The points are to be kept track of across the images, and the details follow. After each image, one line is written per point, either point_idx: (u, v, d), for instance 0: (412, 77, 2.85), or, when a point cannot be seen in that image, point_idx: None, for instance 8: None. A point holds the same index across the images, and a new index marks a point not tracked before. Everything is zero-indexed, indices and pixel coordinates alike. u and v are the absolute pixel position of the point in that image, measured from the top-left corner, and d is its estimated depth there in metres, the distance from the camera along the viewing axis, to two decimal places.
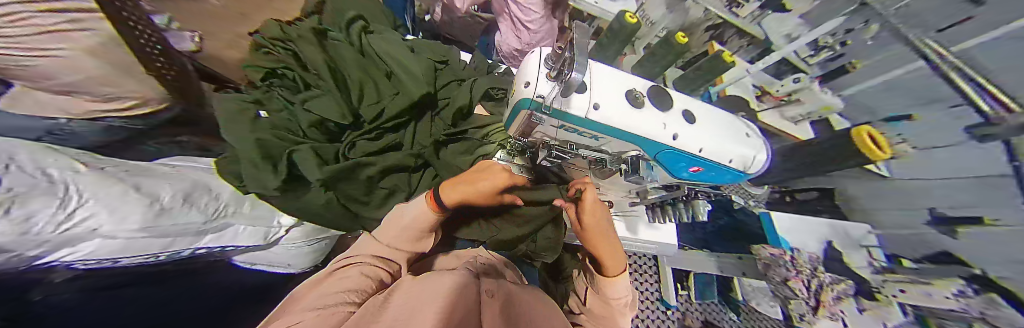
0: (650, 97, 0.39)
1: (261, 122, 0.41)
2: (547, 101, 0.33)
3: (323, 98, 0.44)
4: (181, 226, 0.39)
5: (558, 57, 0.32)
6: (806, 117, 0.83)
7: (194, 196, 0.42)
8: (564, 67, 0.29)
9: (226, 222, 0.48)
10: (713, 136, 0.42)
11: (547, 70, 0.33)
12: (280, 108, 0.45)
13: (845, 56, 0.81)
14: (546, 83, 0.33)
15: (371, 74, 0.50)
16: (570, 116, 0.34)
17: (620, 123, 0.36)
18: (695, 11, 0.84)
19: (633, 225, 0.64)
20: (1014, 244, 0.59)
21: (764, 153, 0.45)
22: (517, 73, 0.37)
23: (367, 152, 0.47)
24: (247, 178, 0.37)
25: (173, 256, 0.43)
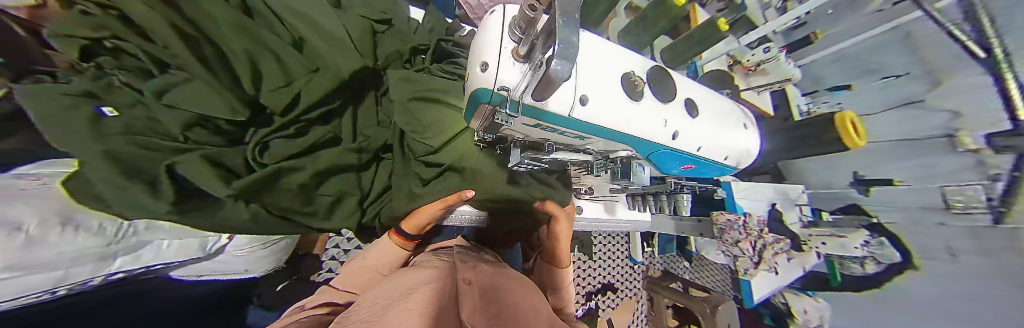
0: (650, 83, 0.35)
1: (108, 124, 0.28)
2: (512, 96, 0.25)
3: (195, 85, 0.31)
4: (79, 253, 0.32)
5: (523, 26, 0.24)
6: (767, 88, 0.83)
7: (89, 214, 0.35)
8: (536, 44, 0.21)
9: (138, 241, 0.41)
10: (706, 128, 0.41)
11: (513, 45, 0.25)
12: (134, 101, 0.31)
13: (807, 26, 0.88)
14: (510, 68, 0.25)
15: (271, 42, 0.36)
16: (547, 113, 0.28)
17: (612, 124, 0.32)
18: None
19: (611, 207, 0.68)
20: (914, 198, 0.75)
21: (753, 143, 0.46)
22: (472, 41, 0.28)
23: (287, 155, 0.38)
24: (114, 204, 0.27)
25: (72, 288, 0.36)
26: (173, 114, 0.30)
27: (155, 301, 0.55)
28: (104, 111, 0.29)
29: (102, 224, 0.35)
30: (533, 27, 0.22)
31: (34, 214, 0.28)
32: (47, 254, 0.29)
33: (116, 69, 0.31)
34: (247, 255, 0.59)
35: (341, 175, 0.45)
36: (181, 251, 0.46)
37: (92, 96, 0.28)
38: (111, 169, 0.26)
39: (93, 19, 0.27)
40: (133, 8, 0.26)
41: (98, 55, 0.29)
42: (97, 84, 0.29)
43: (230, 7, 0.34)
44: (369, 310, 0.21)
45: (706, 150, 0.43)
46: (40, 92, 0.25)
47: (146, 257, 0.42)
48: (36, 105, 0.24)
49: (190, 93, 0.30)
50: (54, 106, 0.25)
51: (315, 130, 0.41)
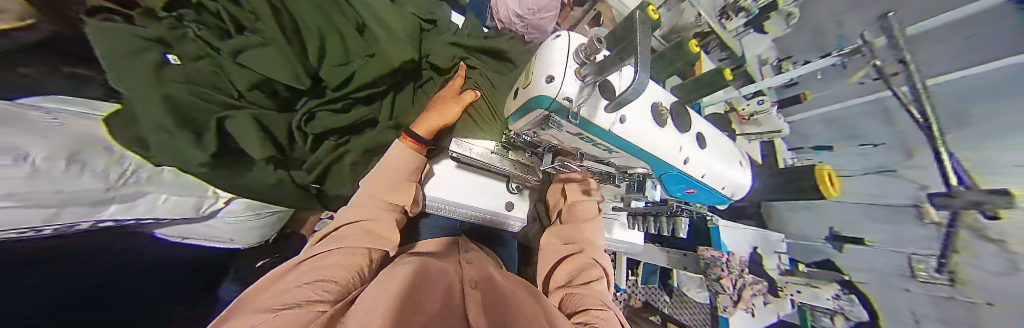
0: (673, 115, 0.40)
1: (170, 71, 0.32)
2: (573, 105, 0.29)
3: (269, 51, 0.37)
4: (75, 193, 0.33)
5: (591, 49, 0.28)
6: (760, 137, 0.92)
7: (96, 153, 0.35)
8: (602, 72, 0.26)
9: (136, 192, 0.41)
10: (713, 159, 0.45)
11: (576, 66, 0.29)
12: (197, 56, 0.35)
13: (797, 86, 0.90)
14: (572, 82, 0.29)
15: (337, 24, 0.45)
16: (594, 127, 0.33)
17: (643, 143, 0.37)
18: (688, 13, 0.86)
19: (608, 225, 0.73)
20: (882, 259, 0.80)
21: (748, 179, 0.51)
22: (538, 57, 0.32)
23: (326, 128, 0.44)
24: (157, 146, 0.31)
25: (62, 229, 0.37)
26: (244, 73, 0.37)
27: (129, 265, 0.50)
28: (168, 58, 0.33)
29: (106, 168, 0.36)
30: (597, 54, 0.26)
31: (40, 145, 0.29)
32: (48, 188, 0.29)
33: (193, 23, 0.34)
34: (237, 224, 0.59)
35: (369, 151, 0.50)
36: (171, 211, 0.46)
37: (163, 43, 0.32)
38: (165, 115, 0.31)
39: None
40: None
41: (182, 7, 0.33)
42: (169, 32, 0.32)
43: None
44: (386, 306, 0.23)
45: (709, 178, 0.47)
46: (109, 33, 0.27)
47: (139, 209, 0.43)
48: (108, 47, 0.27)
49: (257, 57, 0.36)
50: (125, 46, 0.28)
51: (354, 110, 0.48)
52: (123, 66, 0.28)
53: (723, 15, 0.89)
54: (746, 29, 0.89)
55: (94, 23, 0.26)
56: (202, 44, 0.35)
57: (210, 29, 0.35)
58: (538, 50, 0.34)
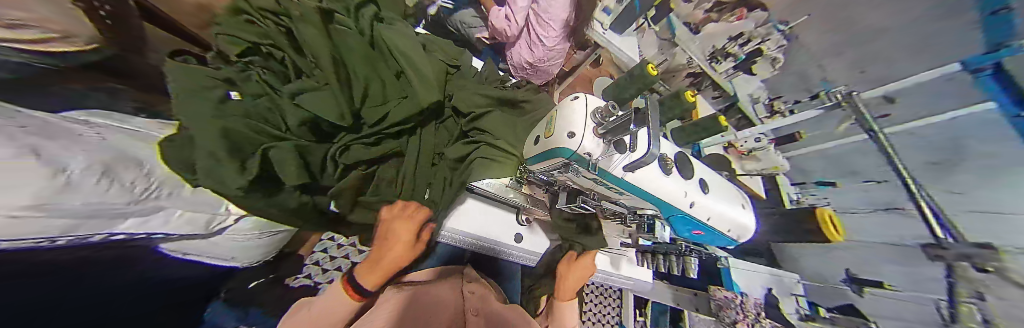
0: (678, 164, 0.44)
1: (230, 105, 0.36)
2: (593, 159, 0.35)
3: (320, 92, 0.42)
4: (101, 208, 0.36)
5: (608, 113, 0.34)
6: (760, 172, 0.96)
7: (115, 168, 0.38)
8: (619, 133, 0.33)
9: (156, 206, 0.44)
10: (717, 202, 0.47)
11: (594, 125, 0.35)
12: (258, 92, 0.41)
13: (793, 125, 0.93)
14: (591, 138, 0.34)
15: (382, 72, 0.52)
16: (610, 174, 0.39)
17: (650, 188, 0.41)
18: (679, 57, 1.05)
19: (616, 261, 0.71)
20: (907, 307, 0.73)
21: (752, 222, 0.51)
22: (559, 114, 0.38)
23: (356, 159, 0.47)
24: (203, 174, 0.32)
25: (79, 241, 0.39)
26: (297, 111, 0.40)
27: (134, 290, 0.53)
28: (230, 94, 0.38)
29: (127, 183, 0.39)
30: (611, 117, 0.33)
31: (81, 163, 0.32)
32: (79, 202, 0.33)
33: (260, 67, 0.45)
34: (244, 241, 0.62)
35: (390, 180, 0.53)
36: (183, 226, 0.49)
37: (232, 82, 0.39)
38: (218, 141, 0.32)
39: (259, 30, 0.44)
40: (311, 44, 0.44)
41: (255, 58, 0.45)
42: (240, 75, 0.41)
43: (363, 47, 0.51)
44: None
45: (714, 221, 0.48)
46: (191, 74, 0.36)
47: (151, 224, 0.45)
48: (184, 82, 0.35)
49: (312, 96, 0.40)
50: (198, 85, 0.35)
51: (383, 145, 0.51)
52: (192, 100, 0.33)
53: (712, 59, 1.01)
54: (735, 71, 0.98)
55: (180, 66, 0.35)
56: (263, 85, 0.43)
57: (275, 74, 0.45)
58: (557, 107, 0.39)
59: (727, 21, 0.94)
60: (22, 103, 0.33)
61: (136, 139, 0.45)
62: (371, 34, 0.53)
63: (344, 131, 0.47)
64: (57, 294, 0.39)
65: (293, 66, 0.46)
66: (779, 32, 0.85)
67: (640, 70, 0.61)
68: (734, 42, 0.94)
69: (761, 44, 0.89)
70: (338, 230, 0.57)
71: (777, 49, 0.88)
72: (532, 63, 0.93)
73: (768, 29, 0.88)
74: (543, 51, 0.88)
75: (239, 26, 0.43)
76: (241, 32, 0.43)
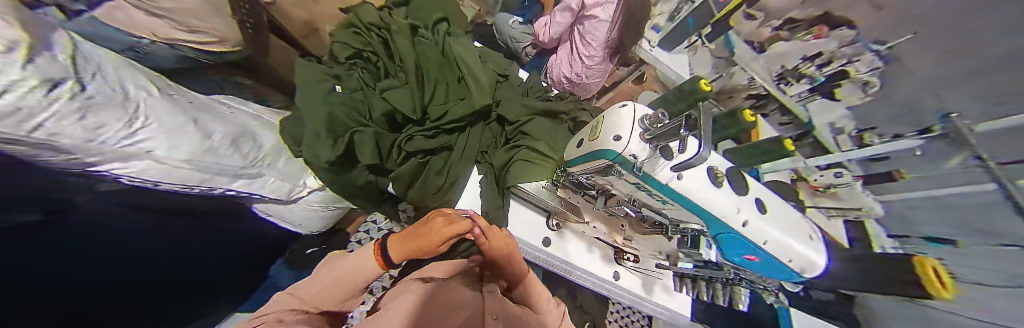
0: (728, 178, 0.42)
1: (334, 97, 0.54)
2: (637, 160, 0.37)
3: (398, 92, 0.58)
4: (220, 166, 0.52)
5: (656, 120, 0.35)
6: (842, 214, 0.79)
7: (240, 141, 0.56)
8: (667, 137, 0.33)
9: (257, 171, 0.60)
10: (774, 227, 0.42)
11: (641, 130, 0.37)
12: (356, 87, 0.61)
13: (890, 159, 0.72)
14: (638, 141, 0.36)
15: (446, 78, 0.64)
16: (653, 179, 0.40)
17: (695, 198, 0.40)
18: (740, 76, 0.99)
19: (649, 284, 0.65)
20: None
21: (823, 258, 0.43)
22: (606, 119, 0.41)
23: (418, 147, 0.60)
24: (312, 145, 0.49)
25: (208, 192, 0.54)
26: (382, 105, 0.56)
27: (219, 253, 0.65)
28: (336, 87, 0.58)
29: (245, 152, 0.57)
30: (658, 122, 0.35)
31: (200, 137, 0.47)
32: (209, 160, 0.49)
33: (360, 69, 0.65)
34: (311, 212, 0.78)
35: (438, 169, 0.64)
36: (273, 190, 0.65)
37: (339, 79, 0.59)
38: (322, 122, 0.50)
39: (364, 41, 0.65)
40: (402, 54, 0.61)
41: (358, 62, 0.66)
42: (347, 76, 0.61)
43: (436, 57, 0.64)
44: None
45: (773, 247, 0.42)
46: (309, 70, 0.56)
47: (254, 185, 0.61)
48: (307, 77, 0.55)
49: (395, 95, 0.57)
50: (317, 82, 0.55)
51: (436, 140, 0.62)
52: (315, 96, 0.53)
53: (782, 80, 0.91)
54: (810, 94, 0.86)
55: (301, 65, 0.56)
56: (360, 82, 0.61)
57: (368, 76, 0.64)
58: (607, 112, 0.43)
59: (801, 39, 0.81)
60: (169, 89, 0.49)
61: (259, 123, 0.65)
62: (443, 44, 0.67)
63: (410, 125, 0.61)
64: (149, 251, 0.47)
65: (386, 70, 0.66)
66: (872, 52, 0.67)
67: (693, 85, 0.58)
68: (810, 62, 0.82)
69: (847, 66, 0.75)
70: (391, 205, 0.72)
71: (868, 72, 0.70)
72: (570, 78, 0.97)
73: (857, 49, 0.70)
74: (582, 68, 0.91)
75: (352, 36, 0.64)
76: (354, 42, 0.64)
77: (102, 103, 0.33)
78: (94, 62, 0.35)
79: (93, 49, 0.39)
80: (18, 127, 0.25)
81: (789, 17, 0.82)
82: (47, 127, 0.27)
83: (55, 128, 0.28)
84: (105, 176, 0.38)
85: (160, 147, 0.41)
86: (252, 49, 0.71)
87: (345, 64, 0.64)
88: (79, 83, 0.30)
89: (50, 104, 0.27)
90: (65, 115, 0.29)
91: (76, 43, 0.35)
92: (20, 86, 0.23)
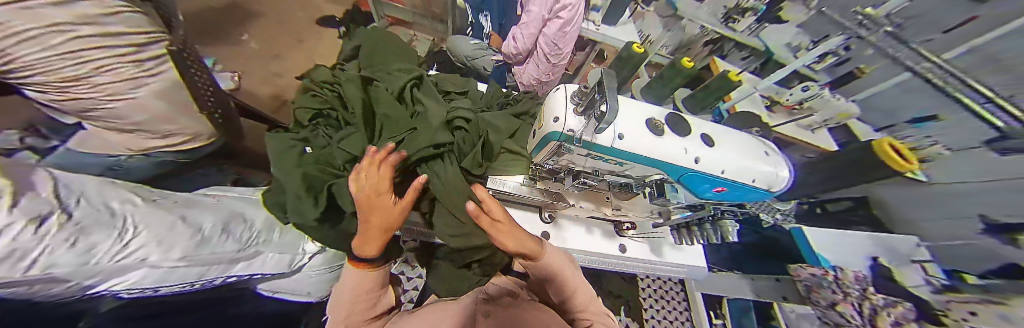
0: (668, 124, 0.44)
1: (303, 158, 0.57)
2: (576, 134, 0.40)
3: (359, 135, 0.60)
4: (217, 255, 0.52)
5: (583, 94, 0.40)
6: (824, 124, 0.89)
7: (231, 225, 0.56)
8: (589, 104, 0.37)
9: (256, 251, 0.61)
10: (733, 153, 0.45)
11: (574, 105, 0.41)
12: (318, 142, 0.63)
13: (853, 61, 0.83)
14: (572, 117, 0.40)
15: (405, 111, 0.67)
16: (597, 146, 0.41)
17: (643, 151, 0.42)
18: (690, 29, 1.03)
19: (657, 246, 0.66)
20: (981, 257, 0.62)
21: (787, 170, 0.46)
22: (545, 108, 0.45)
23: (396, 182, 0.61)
24: (292, 209, 0.51)
25: (210, 283, 0.55)
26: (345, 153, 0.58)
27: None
28: (305, 148, 0.61)
29: (238, 236, 0.57)
30: (585, 94, 0.39)
31: (196, 232, 0.48)
32: (206, 252, 0.49)
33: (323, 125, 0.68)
34: (315, 277, 0.76)
35: None
36: (275, 265, 0.65)
37: (304, 141, 0.62)
38: (298, 187, 0.52)
39: (319, 100, 0.69)
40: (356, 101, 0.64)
41: (318, 120, 0.68)
42: (308, 134, 0.63)
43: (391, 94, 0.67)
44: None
45: (732, 173, 0.44)
46: (275, 141, 0.60)
47: (255, 265, 0.61)
48: (273, 148, 0.58)
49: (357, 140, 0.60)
50: (282, 148, 0.58)
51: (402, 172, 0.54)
52: (285, 164, 0.55)
53: (728, 18, 0.96)
54: (760, 24, 0.93)
55: (271, 137, 0.60)
56: (324, 138, 0.64)
57: (330, 129, 0.67)
58: (545, 100, 0.47)
59: None
60: (147, 192, 0.50)
61: (248, 204, 0.66)
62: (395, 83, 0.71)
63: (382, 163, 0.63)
64: None
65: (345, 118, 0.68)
66: None
67: (626, 51, 0.68)
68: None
69: None
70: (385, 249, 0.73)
71: None
72: (539, 79, 1.03)
73: None
74: (549, 67, 0.98)
75: (308, 100, 0.69)
76: (312, 103, 0.69)
77: (91, 224, 0.34)
78: (76, 189, 0.36)
79: (74, 177, 0.40)
80: (6, 269, 0.25)
81: None
82: (42, 261, 0.28)
83: (49, 260, 0.29)
84: (105, 295, 0.40)
85: (154, 253, 0.41)
86: (224, 135, 0.73)
87: (309, 126, 0.67)
88: (65, 212, 0.31)
89: (41, 236, 0.27)
90: (56, 246, 0.29)
91: (56, 176, 0.36)
92: (9, 232, 0.24)
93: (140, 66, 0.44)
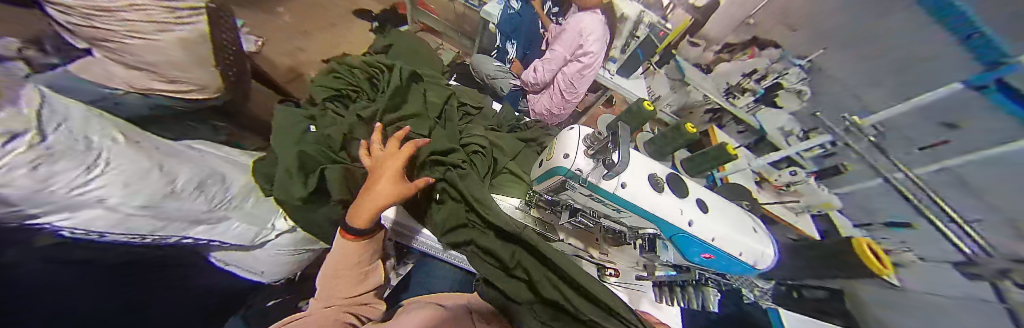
0: (669, 182, 0.47)
1: (307, 135, 0.57)
2: (583, 174, 0.42)
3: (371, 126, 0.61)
4: (181, 212, 0.49)
5: (597, 139, 0.41)
6: (805, 209, 0.92)
7: (206, 184, 0.54)
8: (601, 151, 0.39)
9: (223, 215, 0.57)
10: (721, 223, 0.48)
11: (585, 147, 0.42)
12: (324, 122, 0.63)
13: (835, 156, 0.81)
14: (583, 158, 0.42)
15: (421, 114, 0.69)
16: (601, 189, 0.44)
17: (643, 203, 0.44)
18: (695, 94, 1.15)
19: (636, 300, 0.61)
20: None
21: (772, 248, 0.50)
22: (556, 142, 0.47)
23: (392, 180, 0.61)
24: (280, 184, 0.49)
25: (161, 240, 0.51)
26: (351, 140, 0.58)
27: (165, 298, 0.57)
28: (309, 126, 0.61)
29: (210, 195, 0.54)
30: (598, 139, 0.42)
31: (169, 182, 0.46)
32: (171, 206, 0.46)
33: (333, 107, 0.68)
34: (276, 257, 0.71)
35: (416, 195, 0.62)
36: (239, 235, 0.61)
37: (310, 118, 0.62)
38: (292, 162, 0.51)
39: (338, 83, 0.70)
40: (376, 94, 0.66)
41: (330, 101, 0.69)
42: (316, 113, 0.63)
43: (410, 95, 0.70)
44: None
45: (722, 243, 0.47)
46: (284, 112, 0.60)
47: (217, 230, 0.57)
48: (280, 119, 0.57)
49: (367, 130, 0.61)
50: (289, 121, 0.57)
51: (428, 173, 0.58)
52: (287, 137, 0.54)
53: (730, 94, 1.06)
54: (757, 104, 0.98)
55: (283, 108, 0.60)
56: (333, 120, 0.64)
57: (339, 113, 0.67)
58: (558, 135, 0.49)
59: (740, 59, 0.94)
60: (131, 132, 0.48)
61: (230, 166, 0.64)
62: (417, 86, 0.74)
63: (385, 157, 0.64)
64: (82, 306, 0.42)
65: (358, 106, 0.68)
66: (799, 66, 0.78)
67: (636, 106, 0.73)
68: (749, 78, 0.95)
69: (780, 78, 0.86)
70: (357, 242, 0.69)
71: (799, 81, 0.81)
72: (550, 110, 1.08)
73: (786, 65, 0.82)
74: (561, 101, 1.02)
75: (326, 80, 0.70)
76: (326, 83, 0.69)
77: (62, 153, 0.32)
78: (60, 113, 0.35)
79: (62, 101, 0.38)
80: None
81: (725, 42, 0.96)
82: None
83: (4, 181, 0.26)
84: (44, 230, 0.36)
85: (116, 196, 0.39)
86: (230, 92, 0.72)
87: (319, 105, 0.67)
88: (39, 134, 0.29)
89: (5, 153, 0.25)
90: (18, 167, 0.27)
91: (43, 96, 0.35)
92: None
93: (171, 13, 0.46)
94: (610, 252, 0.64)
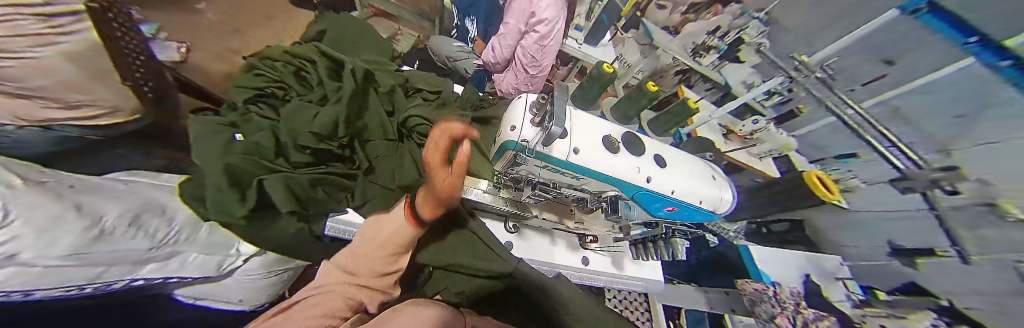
0: (625, 142, 0.48)
1: (233, 147, 0.51)
2: (531, 145, 0.42)
3: (307, 127, 0.56)
4: (119, 254, 0.39)
5: (540, 106, 0.42)
6: (769, 153, 1.04)
7: (143, 217, 0.44)
8: (544, 118, 0.39)
9: (173, 250, 0.49)
10: (677, 176, 0.50)
11: (530, 116, 0.43)
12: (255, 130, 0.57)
13: (794, 101, 0.90)
14: (530, 128, 0.42)
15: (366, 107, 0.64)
16: (552, 157, 0.43)
17: (597, 166, 0.45)
18: (664, 58, 1.11)
19: (619, 260, 0.68)
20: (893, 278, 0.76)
21: (729, 194, 0.53)
22: (506, 116, 0.46)
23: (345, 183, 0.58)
24: (213, 204, 0.45)
25: (103, 289, 0.42)
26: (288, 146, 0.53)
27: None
28: (235, 136, 0.55)
29: (150, 230, 0.44)
30: (542, 106, 0.41)
31: (94, 220, 0.35)
32: (106, 249, 0.37)
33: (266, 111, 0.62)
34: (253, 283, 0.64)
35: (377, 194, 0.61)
36: (199, 268, 0.53)
37: (235, 127, 0.56)
38: (222, 177, 0.47)
39: (263, 82, 0.62)
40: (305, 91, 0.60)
41: (260, 105, 0.62)
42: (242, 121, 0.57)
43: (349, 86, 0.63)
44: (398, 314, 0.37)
45: (680, 194, 0.50)
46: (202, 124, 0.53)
47: (170, 268, 0.49)
48: (196, 132, 0.51)
49: (301, 132, 0.56)
50: (208, 133, 0.51)
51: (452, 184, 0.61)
52: (208, 151, 0.49)
53: (696, 53, 1.10)
54: (722, 61, 1.04)
55: (199, 119, 0.53)
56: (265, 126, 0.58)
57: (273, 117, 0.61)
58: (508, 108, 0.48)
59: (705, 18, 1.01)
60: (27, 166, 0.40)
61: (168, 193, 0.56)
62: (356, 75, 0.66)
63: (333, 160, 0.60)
64: None
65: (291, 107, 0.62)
66: (755, 19, 0.91)
67: (597, 70, 0.71)
68: (713, 35, 1.02)
69: (741, 33, 0.96)
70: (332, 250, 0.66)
71: (757, 34, 0.92)
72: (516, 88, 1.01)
73: (745, 20, 0.94)
74: (528, 77, 0.97)
75: (250, 80, 0.62)
76: (248, 84, 0.61)
77: None
78: None
79: None
80: None
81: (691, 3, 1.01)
82: None
83: None
84: None
85: (31, 250, 0.28)
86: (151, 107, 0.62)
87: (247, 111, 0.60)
88: None
89: None
90: None
91: None
92: None
93: None
94: (585, 219, 0.67)
